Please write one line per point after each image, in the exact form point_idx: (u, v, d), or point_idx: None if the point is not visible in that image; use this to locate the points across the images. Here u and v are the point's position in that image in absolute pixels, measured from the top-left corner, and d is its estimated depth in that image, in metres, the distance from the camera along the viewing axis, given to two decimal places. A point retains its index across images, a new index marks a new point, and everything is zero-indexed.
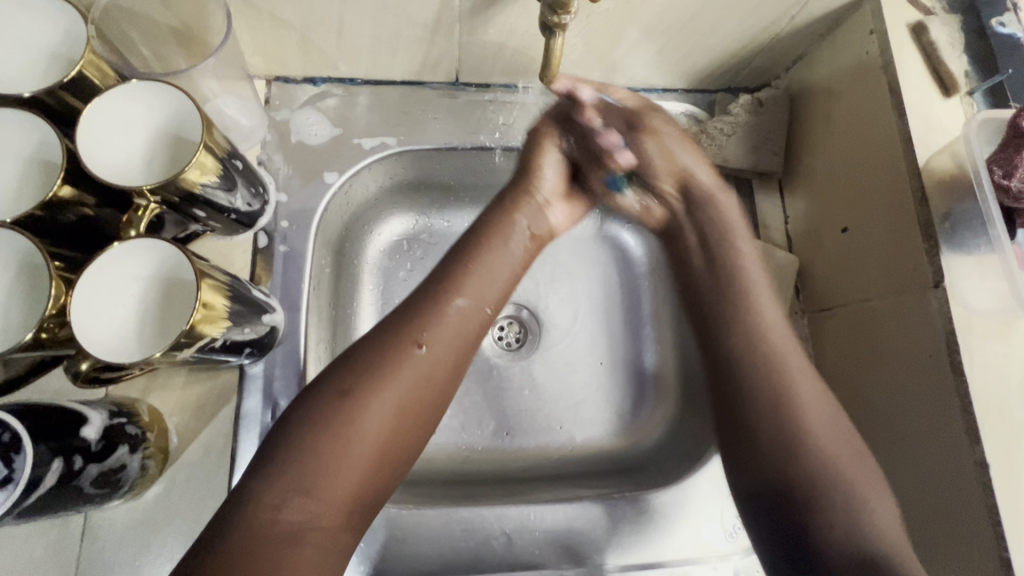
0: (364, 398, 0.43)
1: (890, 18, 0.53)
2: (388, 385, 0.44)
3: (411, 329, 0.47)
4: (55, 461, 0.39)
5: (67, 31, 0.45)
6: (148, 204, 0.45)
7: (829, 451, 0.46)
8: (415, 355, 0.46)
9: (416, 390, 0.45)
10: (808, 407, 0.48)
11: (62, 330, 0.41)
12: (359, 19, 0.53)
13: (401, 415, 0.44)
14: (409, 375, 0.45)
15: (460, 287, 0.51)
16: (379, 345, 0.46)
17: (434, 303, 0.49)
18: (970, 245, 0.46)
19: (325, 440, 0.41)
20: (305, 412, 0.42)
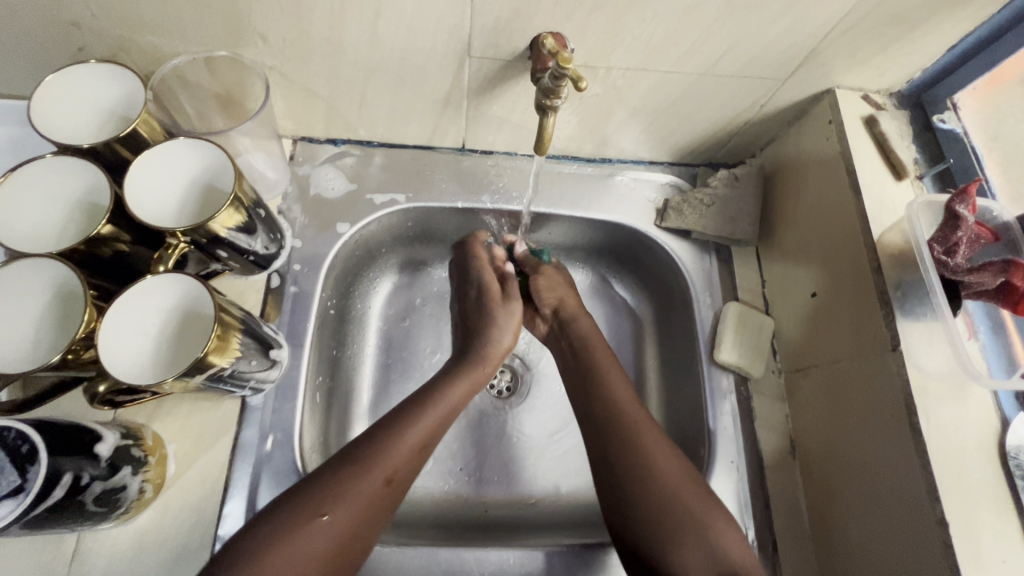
0: (325, 525, 0.47)
1: (846, 111, 0.60)
2: (337, 514, 0.48)
3: (345, 464, 0.51)
4: (66, 476, 0.41)
5: (126, 94, 0.52)
6: (178, 243, 0.50)
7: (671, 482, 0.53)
8: (381, 483, 0.51)
9: (394, 482, 0.52)
10: (649, 438, 0.56)
11: (86, 352, 0.45)
12: (380, 93, 0.61)
13: (380, 505, 0.51)
14: (386, 487, 0.51)
15: (424, 418, 0.57)
16: (354, 468, 0.51)
17: (402, 433, 0.55)
18: (918, 312, 0.50)
19: (283, 553, 0.45)
20: (281, 518, 0.47)
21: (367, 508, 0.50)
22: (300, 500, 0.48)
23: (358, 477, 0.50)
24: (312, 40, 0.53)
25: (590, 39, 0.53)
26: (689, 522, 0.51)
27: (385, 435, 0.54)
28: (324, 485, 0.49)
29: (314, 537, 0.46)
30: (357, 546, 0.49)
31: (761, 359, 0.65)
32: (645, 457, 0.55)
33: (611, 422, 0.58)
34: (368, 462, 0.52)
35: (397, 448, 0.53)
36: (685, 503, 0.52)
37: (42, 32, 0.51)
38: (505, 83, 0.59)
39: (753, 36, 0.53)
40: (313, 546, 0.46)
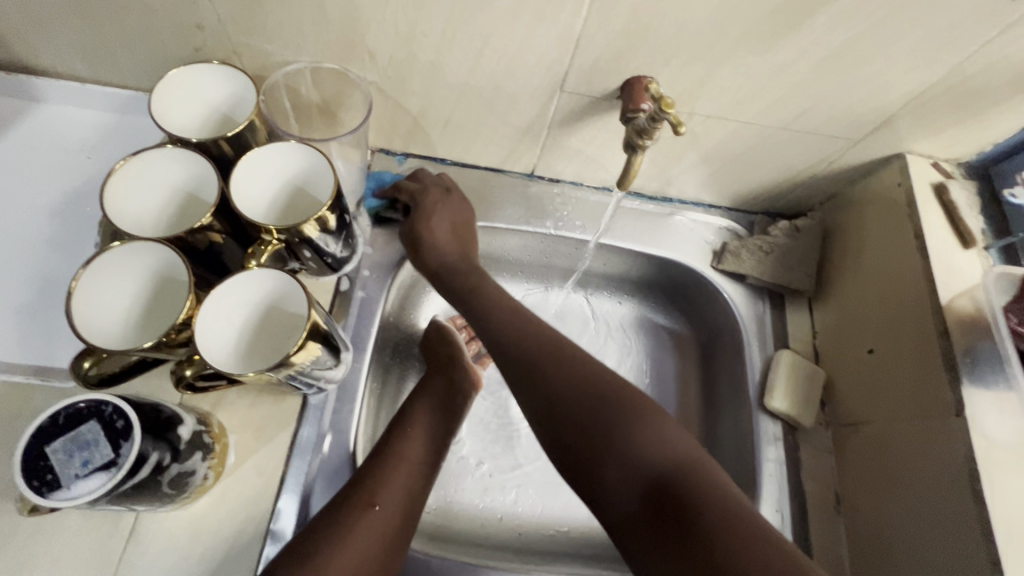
0: (327, 563, 0.47)
1: (917, 176, 0.61)
2: (338, 546, 0.48)
3: (313, 544, 0.48)
4: (153, 455, 0.43)
5: (238, 92, 0.55)
6: (271, 240, 0.51)
7: (573, 387, 0.53)
8: (372, 510, 0.51)
9: (385, 506, 0.52)
10: (564, 350, 0.56)
11: (179, 336, 0.46)
12: (466, 115, 0.64)
13: (381, 531, 0.51)
14: (382, 513, 0.52)
15: (401, 450, 0.57)
16: (344, 504, 0.51)
17: (384, 465, 0.55)
18: (989, 380, 0.51)
19: None
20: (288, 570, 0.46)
21: (369, 539, 0.50)
22: None
23: (352, 513, 0.51)
24: (417, 61, 0.56)
25: (682, 85, 0.55)
26: (623, 425, 0.50)
27: (349, 506, 0.51)
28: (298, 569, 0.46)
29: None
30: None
31: (810, 409, 0.66)
32: (582, 383, 0.53)
33: (525, 338, 0.57)
34: (356, 495, 0.52)
35: (388, 480, 0.54)
36: (607, 412, 0.51)
37: (166, 30, 0.54)
38: (588, 118, 0.62)
39: (838, 97, 0.55)
40: None
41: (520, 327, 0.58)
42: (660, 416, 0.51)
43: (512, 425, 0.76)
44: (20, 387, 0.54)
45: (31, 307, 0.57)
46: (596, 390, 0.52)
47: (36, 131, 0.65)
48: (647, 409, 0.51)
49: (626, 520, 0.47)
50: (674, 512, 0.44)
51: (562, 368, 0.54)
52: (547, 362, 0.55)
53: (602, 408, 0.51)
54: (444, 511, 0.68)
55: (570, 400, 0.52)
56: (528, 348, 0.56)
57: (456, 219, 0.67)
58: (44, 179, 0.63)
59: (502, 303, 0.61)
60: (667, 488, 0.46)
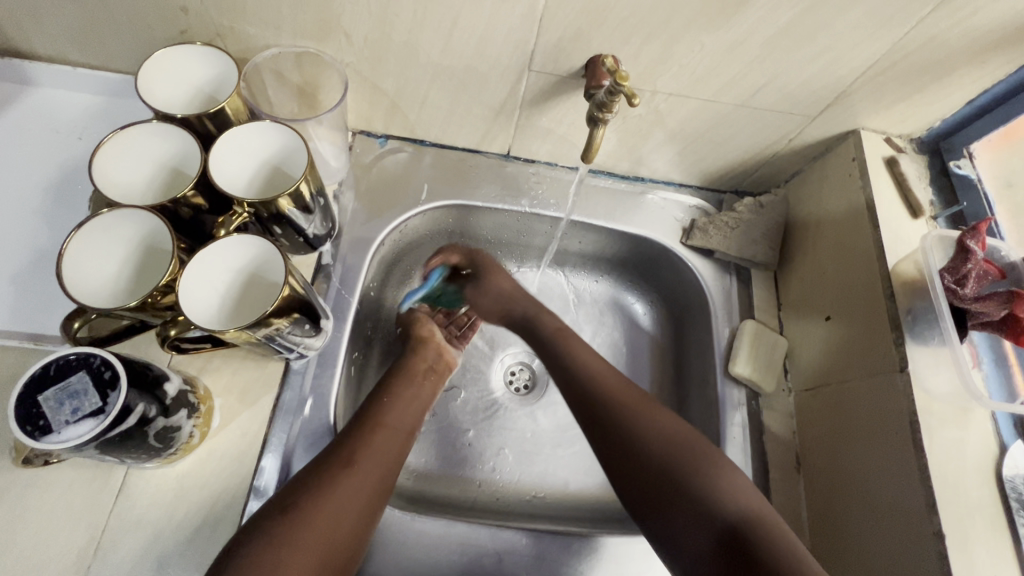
0: (307, 516, 0.49)
1: (869, 151, 0.65)
2: (319, 501, 0.50)
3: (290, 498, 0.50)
4: (139, 406, 0.46)
5: (221, 73, 0.58)
6: (242, 211, 0.55)
7: (652, 436, 0.56)
8: (352, 468, 0.54)
9: (365, 466, 0.55)
10: (642, 403, 0.60)
11: (163, 299, 0.49)
12: (441, 96, 0.67)
13: (362, 489, 0.53)
14: (363, 472, 0.54)
15: (380, 416, 0.60)
16: (324, 460, 0.54)
17: (362, 428, 0.58)
18: (926, 336, 0.54)
19: (274, 551, 0.46)
20: (271, 522, 0.48)
21: (350, 495, 0.52)
22: (261, 535, 0.47)
23: (331, 470, 0.53)
24: (391, 42, 0.59)
25: (641, 63, 0.58)
26: (699, 473, 0.53)
27: (329, 462, 0.54)
28: (277, 520, 0.49)
29: (288, 563, 0.46)
30: (347, 531, 0.51)
31: (773, 376, 0.69)
32: (648, 430, 0.57)
33: (599, 386, 0.61)
34: (335, 455, 0.54)
35: (365, 442, 0.56)
36: (687, 463, 0.54)
37: (152, 14, 0.57)
38: (557, 98, 0.65)
39: (789, 74, 0.58)
40: (302, 538, 0.48)
41: (594, 376, 0.62)
42: (732, 471, 0.54)
43: (491, 397, 0.79)
44: (14, 352, 0.57)
45: (25, 278, 0.60)
46: (675, 445, 0.56)
47: (29, 113, 0.68)
48: (720, 460, 0.55)
49: (695, 563, 0.50)
50: (746, 566, 0.47)
51: (640, 419, 0.58)
52: (621, 411, 0.59)
53: (678, 458, 0.55)
54: (424, 476, 0.71)
55: (643, 451, 0.56)
56: (603, 404, 0.60)
57: (503, 288, 0.74)
58: (37, 158, 0.66)
59: (575, 350, 0.66)
60: (738, 542, 0.48)
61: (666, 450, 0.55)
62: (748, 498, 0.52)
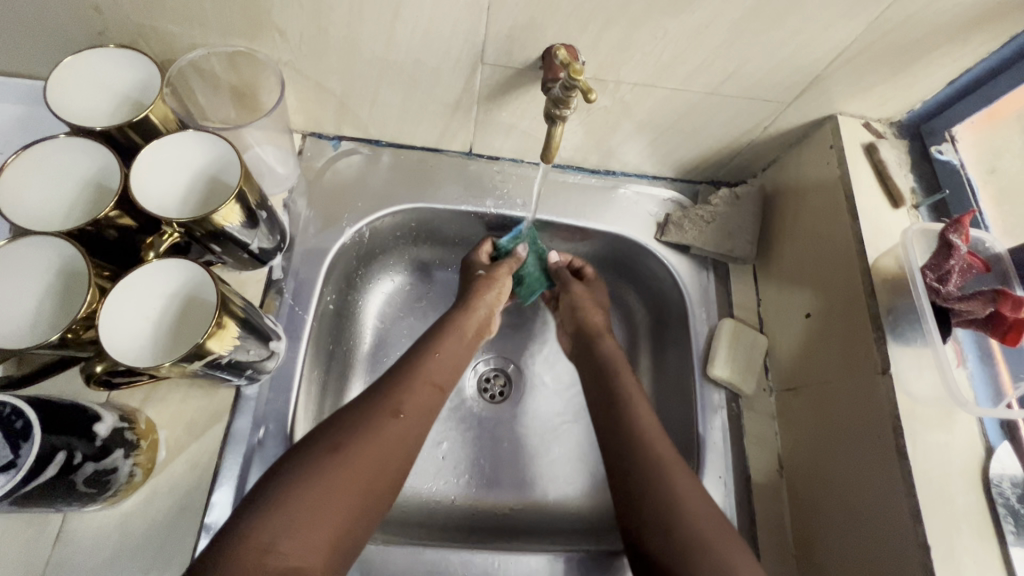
0: (348, 458, 0.50)
1: (847, 137, 0.61)
2: (359, 448, 0.51)
3: (333, 436, 0.51)
4: (59, 454, 0.42)
5: (142, 79, 0.53)
6: (171, 230, 0.50)
7: (678, 493, 0.53)
8: (395, 417, 0.54)
9: (409, 416, 0.55)
10: (670, 462, 0.55)
11: (86, 333, 0.45)
12: (392, 93, 0.62)
13: (403, 439, 0.54)
14: (405, 425, 0.54)
15: (425, 366, 0.60)
16: (364, 408, 0.54)
17: (408, 378, 0.58)
18: (910, 337, 0.52)
19: (313, 489, 0.47)
20: (314, 458, 0.49)
21: (388, 442, 0.52)
22: (299, 466, 0.48)
23: (371, 413, 0.54)
24: (329, 38, 0.54)
25: (601, 53, 0.54)
26: (704, 548, 0.49)
27: (373, 409, 0.54)
28: (316, 457, 0.49)
29: (331, 496, 0.48)
30: (389, 476, 0.52)
31: (753, 377, 0.66)
32: (672, 489, 0.53)
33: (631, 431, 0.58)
34: (377, 402, 0.55)
35: (415, 388, 0.57)
36: (702, 535, 0.50)
37: (61, 16, 0.52)
38: (515, 91, 0.60)
39: (760, 59, 0.54)
40: (344, 475, 0.49)
41: (631, 415, 0.59)
42: (738, 552, 0.49)
43: (464, 406, 0.75)
44: None
45: None
46: (688, 517, 0.51)
47: None
48: (729, 546, 0.49)
49: None
50: None
51: (663, 478, 0.54)
52: (647, 461, 0.55)
53: (695, 526, 0.50)
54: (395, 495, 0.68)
55: (671, 514, 0.51)
56: (643, 453, 0.56)
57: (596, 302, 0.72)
58: None
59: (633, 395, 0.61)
60: None
61: (683, 518, 0.51)
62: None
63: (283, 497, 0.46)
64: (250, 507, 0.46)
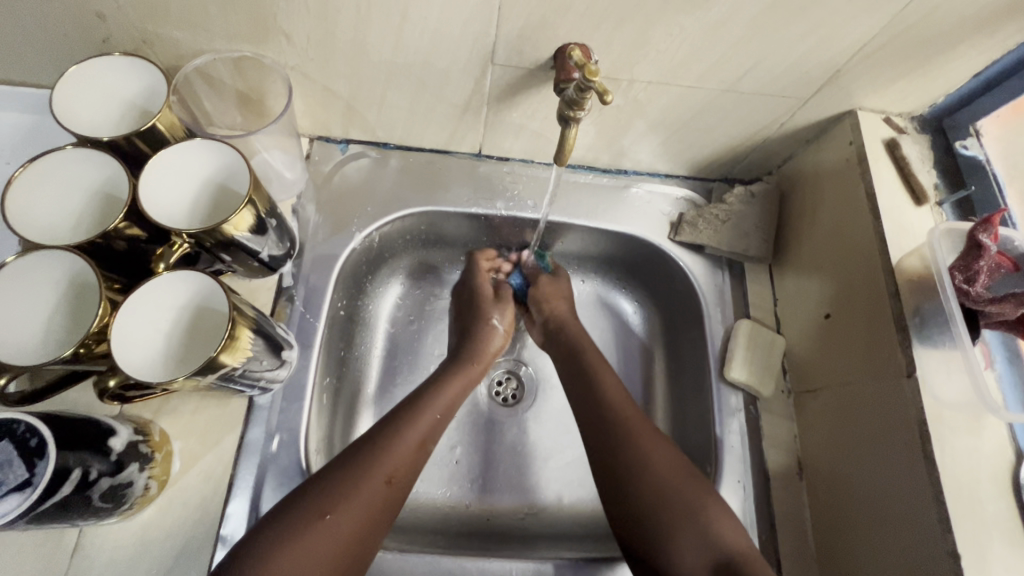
0: (326, 527, 0.49)
1: (867, 133, 0.59)
2: (341, 514, 0.50)
3: (323, 500, 0.50)
4: (75, 471, 0.42)
5: (149, 87, 0.52)
6: (180, 241, 0.50)
7: (653, 465, 0.55)
8: (382, 482, 0.53)
9: (397, 481, 0.54)
10: (641, 435, 0.58)
11: (98, 347, 0.45)
12: (400, 96, 0.61)
13: (387, 505, 0.53)
14: (392, 491, 0.53)
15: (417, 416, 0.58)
16: (353, 466, 0.53)
17: (396, 434, 0.56)
18: (938, 340, 0.50)
19: (286, 557, 0.46)
20: (290, 521, 0.48)
21: (370, 506, 0.51)
22: (276, 533, 0.47)
23: (356, 479, 0.52)
24: (337, 41, 0.53)
25: (615, 51, 0.53)
26: (684, 507, 0.52)
27: (360, 471, 0.52)
28: (301, 520, 0.48)
29: (305, 567, 0.47)
30: (369, 539, 0.51)
31: (770, 379, 0.65)
32: (644, 459, 0.56)
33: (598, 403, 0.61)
34: (366, 461, 0.53)
35: (401, 447, 0.55)
36: (676, 497, 0.53)
37: (65, 24, 0.51)
38: (526, 91, 0.59)
39: (779, 55, 0.53)
40: (320, 544, 0.48)
41: (599, 396, 0.62)
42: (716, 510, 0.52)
43: (477, 409, 0.75)
44: None
45: None
46: (660, 485, 0.54)
47: None
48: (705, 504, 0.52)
49: None
50: None
51: (634, 453, 0.56)
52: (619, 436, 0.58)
53: (674, 492, 0.53)
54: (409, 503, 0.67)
55: (641, 488, 0.54)
56: (620, 435, 0.58)
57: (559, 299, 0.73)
58: None
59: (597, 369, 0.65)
60: None
61: (656, 487, 0.54)
62: (728, 532, 0.51)
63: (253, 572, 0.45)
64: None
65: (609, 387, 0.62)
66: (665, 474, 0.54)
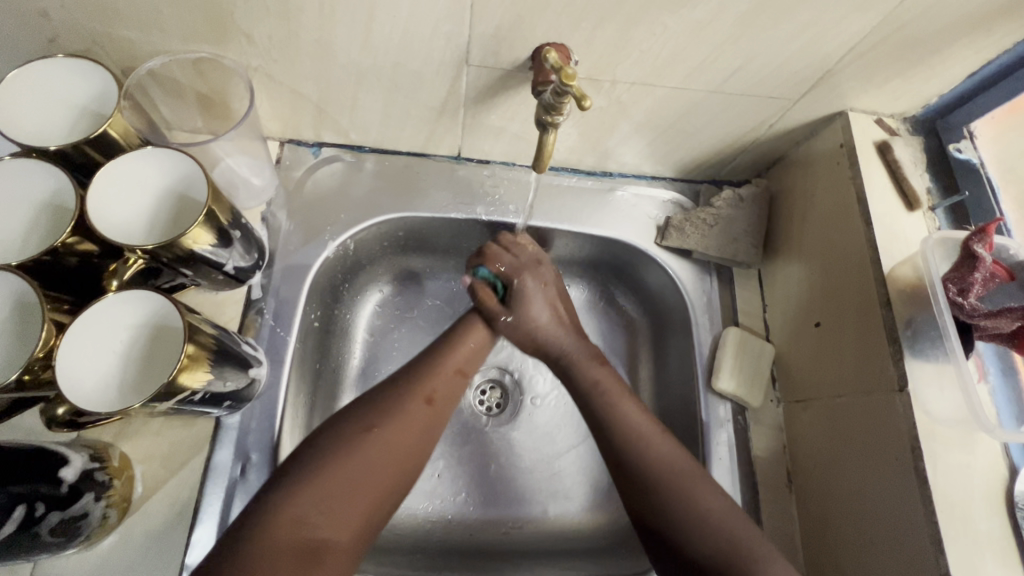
0: (379, 438, 0.51)
1: (858, 136, 0.57)
2: (390, 428, 0.52)
3: (368, 417, 0.52)
4: (18, 509, 0.40)
5: (99, 91, 0.49)
6: (137, 257, 0.48)
7: (694, 496, 0.51)
8: (423, 400, 0.55)
9: (441, 402, 0.57)
10: (672, 461, 0.53)
11: (45, 373, 0.42)
12: (372, 98, 0.58)
13: (433, 426, 0.55)
14: (438, 413, 0.56)
15: (451, 350, 0.60)
16: (399, 386, 0.55)
17: (437, 359, 0.59)
18: (930, 354, 0.49)
19: (343, 467, 0.49)
20: (346, 432, 0.51)
21: (416, 421, 0.54)
22: (329, 446, 0.50)
23: (401, 395, 0.55)
24: (301, 42, 0.50)
25: (595, 52, 0.50)
26: (728, 543, 0.49)
27: (405, 390, 0.55)
28: (350, 437, 0.51)
29: (362, 476, 0.49)
30: (418, 454, 0.53)
31: (759, 389, 0.63)
32: (684, 491, 0.51)
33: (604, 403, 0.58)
34: (408, 384, 0.56)
35: (440, 370, 0.58)
36: (724, 532, 0.49)
37: (5, 25, 0.47)
38: (504, 93, 0.56)
39: (766, 56, 0.50)
40: (374, 457, 0.50)
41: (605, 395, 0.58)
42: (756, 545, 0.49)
43: (460, 420, 0.72)
44: None
45: None
46: (707, 520, 0.50)
47: None
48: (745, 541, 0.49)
49: None
50: None
51: (676, 487, 0.52)
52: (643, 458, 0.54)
53: (719, 530, 0.49)
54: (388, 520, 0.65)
55: (687, 522, 0.50)
56: (648, 458, 0.53)
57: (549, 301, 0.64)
58: None
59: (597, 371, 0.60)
60: None
61: (697, 519, 0.50)
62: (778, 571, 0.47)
63: (311, 477, 0.48)
64: (283, 482, 0.48)
65: (621, 398, 0.58)
66: (692, 488, 0.51)
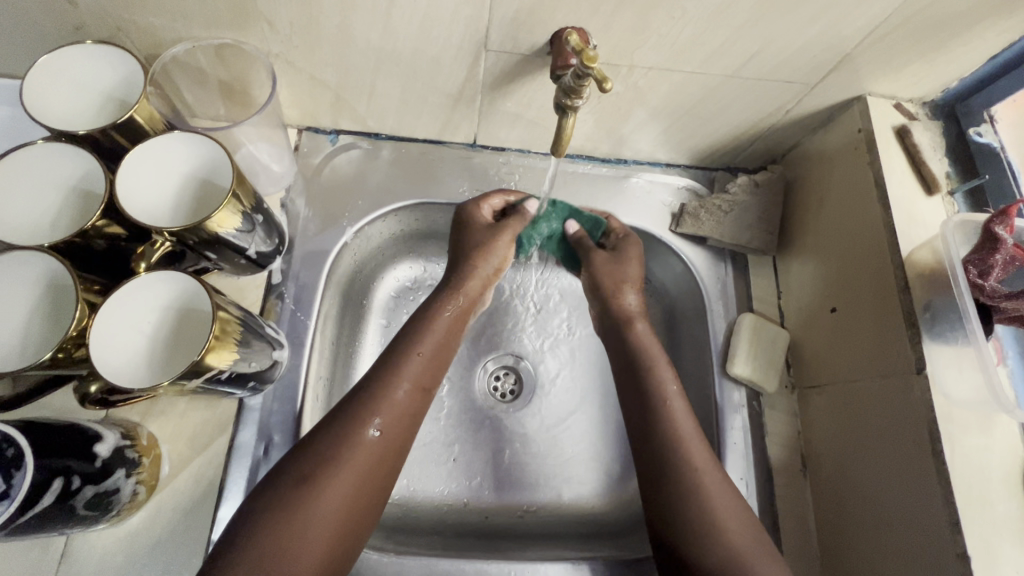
0: (322, 484, 0.46)
1: (877, 120, 0.57)
2: (337, 469, 0.47)
3: (313, 460, 0.47)
4: (55, 481, 0.41)
5: (125, 77, 0.50)
6: (162, 240, 0.47)
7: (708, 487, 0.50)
8: (373, 433, 0.50)
9: (394, 432, 0.51)
10: (695, 448, 0.52)
11: (78, 351, 0.43)
12: (390, 85, 0.58)
13: (384, 459, 0.50)
14: (388, 444, 0.50)
15: (403, 372, 0.53)
16: (344, 419, 0.50)
17: (383, 388, 0.52)
18: (949, 336, 0.48)
19: (282, 525, 0.44)
20: (285, 486, 0.46)
21: (365, 457, 0.48)
22: (271, 500, 0.45)
23: (346, 429, 0.49)
24: (322, 28, 0.50)
25: (613, 37, 0.50)
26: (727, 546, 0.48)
27: (347, 421, 0.50)
28: (287, 490, 0.45)
29: (313, 526, 0.45)
30: (372, 488, 0.49)
31: (774, 374, 0.63)
32: (698, 479, 0.51)
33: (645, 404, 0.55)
34: (347, 417, 0.50)
35: (390, 398, 0.52)
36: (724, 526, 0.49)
37: (32, 12, 0.48)
38: (521, 79, 0.57)
39: (785, 40, 0.50)
40: (319, 505, 0.45)
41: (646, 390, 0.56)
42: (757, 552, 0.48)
43: (474, 406, 0.73)
44: None
45: None
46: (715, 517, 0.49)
47: None
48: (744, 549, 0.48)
49: None
50: None
51: (684, 475, 0.51)
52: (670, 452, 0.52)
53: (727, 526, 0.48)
54: (407, 502, 0.67)
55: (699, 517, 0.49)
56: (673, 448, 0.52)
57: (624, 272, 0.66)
58: None
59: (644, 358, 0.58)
60: None
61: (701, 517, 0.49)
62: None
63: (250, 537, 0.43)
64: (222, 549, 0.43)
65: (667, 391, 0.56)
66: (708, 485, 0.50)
